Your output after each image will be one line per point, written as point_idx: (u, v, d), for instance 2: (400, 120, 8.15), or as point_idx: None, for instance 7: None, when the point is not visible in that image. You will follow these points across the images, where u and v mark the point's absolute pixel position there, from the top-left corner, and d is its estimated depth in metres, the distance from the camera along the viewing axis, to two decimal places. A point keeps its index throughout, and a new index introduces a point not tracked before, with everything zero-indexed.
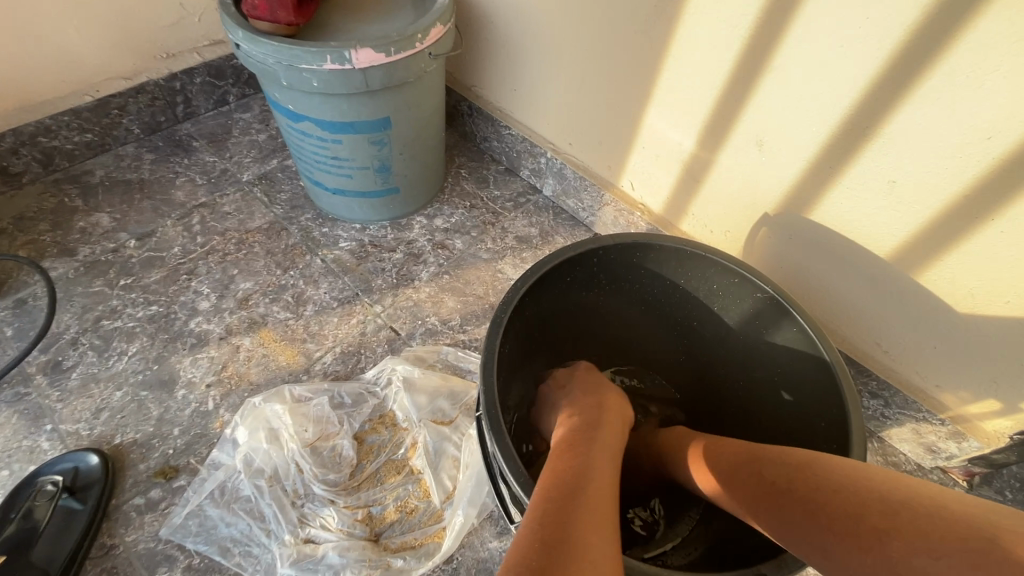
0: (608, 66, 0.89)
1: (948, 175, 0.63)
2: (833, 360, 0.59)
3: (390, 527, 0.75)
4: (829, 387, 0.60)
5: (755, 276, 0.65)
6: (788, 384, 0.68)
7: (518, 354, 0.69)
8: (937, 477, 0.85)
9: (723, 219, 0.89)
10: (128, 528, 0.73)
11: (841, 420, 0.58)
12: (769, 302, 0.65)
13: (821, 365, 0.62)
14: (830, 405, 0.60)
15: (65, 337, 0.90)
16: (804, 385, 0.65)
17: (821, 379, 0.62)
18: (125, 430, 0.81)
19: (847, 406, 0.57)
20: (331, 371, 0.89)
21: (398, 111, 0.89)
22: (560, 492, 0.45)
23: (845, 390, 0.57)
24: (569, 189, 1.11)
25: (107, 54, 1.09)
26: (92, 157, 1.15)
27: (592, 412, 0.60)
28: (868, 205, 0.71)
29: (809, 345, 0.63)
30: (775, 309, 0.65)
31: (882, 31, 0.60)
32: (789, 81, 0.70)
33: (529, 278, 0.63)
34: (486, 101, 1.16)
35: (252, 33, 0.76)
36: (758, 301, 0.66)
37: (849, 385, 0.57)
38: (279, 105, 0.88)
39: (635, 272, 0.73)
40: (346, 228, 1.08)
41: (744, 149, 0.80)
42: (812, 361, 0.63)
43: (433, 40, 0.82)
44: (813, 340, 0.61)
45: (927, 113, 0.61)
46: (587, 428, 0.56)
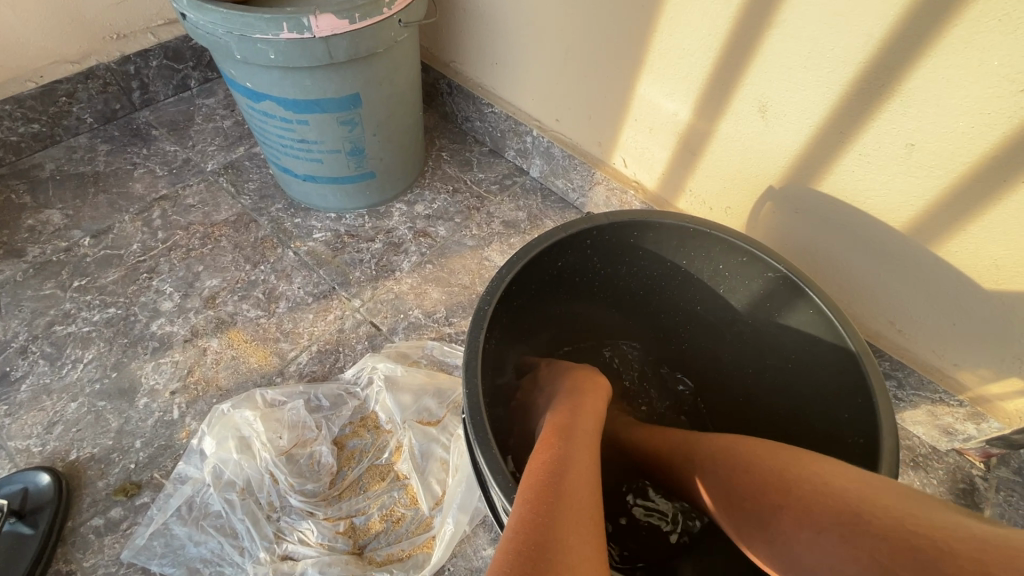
0: (595, 31, 0.82)
1: (972, 135, 0.57)
2: (855, 342, 0.54)
3: (375, 538, 0.69)
4: (852, 374, 0.55)
5: (764, 254, 0.59)
6: (804, 371, 0.63)
7: (507, 348, 0.63)
8: (953, 459, 0.81)
9: (723, 195, 0.84)
10: (86, 553, 0.67)
11: (868, 409, 0.53)
12: (781, 282, 0.60)
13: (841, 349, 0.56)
14: (853, 393, 0.55)
15: (13, 345, 0.82)
16: (823, 372, 0.59)
17: (841, 364, 0.56)
18: (81, 445, 0.74)
19: (874, 393, 0.52)
20: (307, 372, 0.82)
21: (369, 87, 0.81)
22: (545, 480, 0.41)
23: (871, 375, 0.52)
24: (558, 168, 1.04)
25: (50, 35, 1.00)
26: (41, 150, 1.07)
27: (568, 396, 0.55)
28: (883, 172, 0.65)
29: (827, 328, 0.57)
30: (788, 289, 0.59)
31: None
32: (796, 37, 0.64)
33: (515, 265, 0.57)
34: (466, 78, 1.09)
35: (198, 1, 0.68)
36: (769, 281, 0.61)
37: (876, 372, 0.52)
38: (237, 83, 0.81)
39: (632, 255, 0.66)
40: (320, 218, 1.01)
41: (746, 116, 0.74)
42: (832, 345, 0.57)
43: (402, 6, 0.75)
44: (831, 321, 0.56)
45: (951, 66, 0.55)
46: (568, 412, 0.52)
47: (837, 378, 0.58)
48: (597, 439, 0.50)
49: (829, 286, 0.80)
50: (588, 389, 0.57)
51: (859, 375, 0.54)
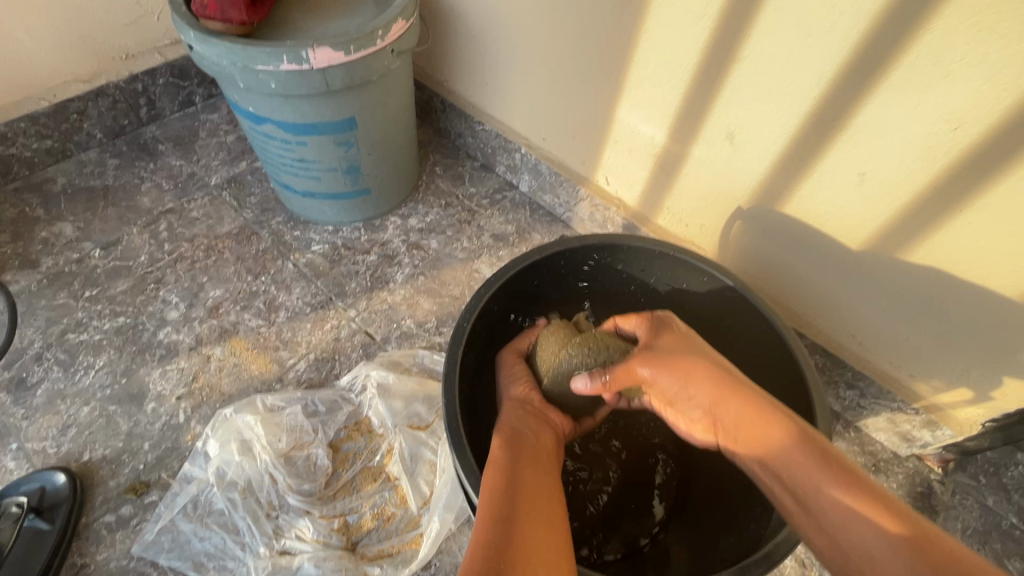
0: (576, 58, 0.87)
1: (917, 166, 0.62)
2: (799, 356, 0.60)
3: (367, 535, 0.74)
4: (799, 384, 0.60)
5: (721, 274, 0.65)
6: (762, 382, 0.68)
7: (488, 359, 0.69)
8: (913, 463, 0.86)
9: (698, 213, 0.89)
10: (100, 546, 0.72)
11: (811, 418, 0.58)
12: (737, 301, 0.66)
13: (791, 361, 0.62)
14: (800, 403, 0.60)
15: (29, 352, 0.88)
16: (776, 383, 0.65)
17: (789, 376, 0.62)
18: (94, 446, 0.80)
19: (813, 403, 0.58)
20: (305, 379, 0.88)
21: (364, 111, 0.87)
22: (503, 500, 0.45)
23: (812, 387, 0.58)
24: (545, 184, 1.09)
25: (62, 57, 1.05)
26: (53, 164, 1.12)
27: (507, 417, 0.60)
28: (839, 197, 0.70)
29: (778, 341, 0.63)
30: (744, 307, 0.65)
31: (849, 20, 0.58)
32: (757, 73, 0.69)
33: (493, 285, 0.63)
34: (458, 96, 1.14)
35: (204, 34, 0.73)
36: (726, 299, 0.67)
37: (816, 383, 0.57)
38: (239, 108, 0.86)
39: (604, 274, 0.73)
40: (319, 231, 1.06)
41: (715, 142, 0.79)
42: (783, 358, 0.63)
43: (395, 37, 0.80)
44: (780, 337, 0.62)
45: (895, 103, 0.60)
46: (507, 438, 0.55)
47: (785, 388, 0.64)
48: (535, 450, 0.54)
49: (795, 302, 0.85)
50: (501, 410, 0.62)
51: (802, 386, 0.60)
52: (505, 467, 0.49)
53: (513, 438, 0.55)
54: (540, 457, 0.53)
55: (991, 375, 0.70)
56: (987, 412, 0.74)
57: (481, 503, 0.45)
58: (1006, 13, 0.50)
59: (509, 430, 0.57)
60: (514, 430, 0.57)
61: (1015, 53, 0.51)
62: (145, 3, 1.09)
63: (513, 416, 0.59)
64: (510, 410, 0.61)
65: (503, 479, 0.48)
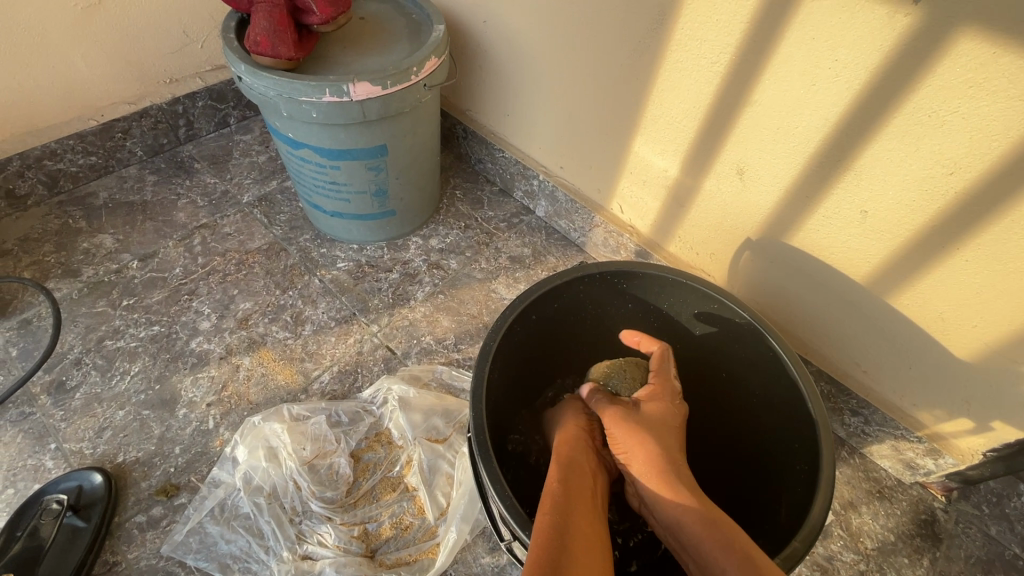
0: (595, 95, 0.93)
1: (916, 206, 0.66)
2: (805, 383, 0.63)
3: (385, 543, 0.77)
4: (803, 408, 0.64)
5: (731, 302, 0.69)
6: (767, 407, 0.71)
7: (509, 376, 0.73)
8: (917, 491, 0.88)
9: (708, 243, 0.93)
10: (130, 546, 0.75)
11: (812, 441, 0.62)
12: (746, 328, 0.69)
13: (796, 387, 0.65)
14: (803, 427, 0.64)
15: (69, 357, 0.92)
16: (780, 408, 0.68)
17: (794, 401, 0.66)
18: (127, 449, 0.83)
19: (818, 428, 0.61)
20: (329, 390, 0.91)
21: (394, 139, 0.92)
22: (555, 538, 0.48)
23: (816, 412, 0.61)
24: (561, 210, 1.14)
25: (112, 80, 1.12)
26: (95, 179, 1.18)
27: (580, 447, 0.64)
28: (843, 233, 0.74)
29: (782, 367, 0.66)
30: (751, 333, 0.69)
31: (851, 72, 0.63)
32: (766, 116, 0.74)
33: (517, 306, 0.68)
34: (480, 125, 1.20)
35: (253, 68, 0.80)
36: (736, 326, 0.71)
37: (819, 410, 0.61)
38: (279, 133, 0.92)
39: (619, 299, 0.77)
40: (344, 249, 1.11)
41: (726, 177, 0.83)
42: (787, 383, 0.66)
43: (427, 72, 0.86)
44: (786, 363, 0.65)
45: (893, 148, 0.64)
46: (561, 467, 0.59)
47: (790, 411, 0.67)
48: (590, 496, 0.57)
49: (802, 329, 0.88)
50: (563, 437, 0.66)
51: (807, 411, 0.63)
52: (558, 503, 0.53)
53: (570, 473, 0.58)
54: (592, 502, 0.56)
55: (989, 406, 0.73)
56: (987, 441, 0.77)
57: (534, 532, 0.49)
58: (995, 71, 0.54)
59: (566, 462, 0.60)
60: (573, 463, 0.60)
61: (1005, 107, 0.55)
62: (191, 33, 1.17)
63: (573, 447, 0.63)
64: (578, 439, 0.65)
65: (555, 516, 0.51)
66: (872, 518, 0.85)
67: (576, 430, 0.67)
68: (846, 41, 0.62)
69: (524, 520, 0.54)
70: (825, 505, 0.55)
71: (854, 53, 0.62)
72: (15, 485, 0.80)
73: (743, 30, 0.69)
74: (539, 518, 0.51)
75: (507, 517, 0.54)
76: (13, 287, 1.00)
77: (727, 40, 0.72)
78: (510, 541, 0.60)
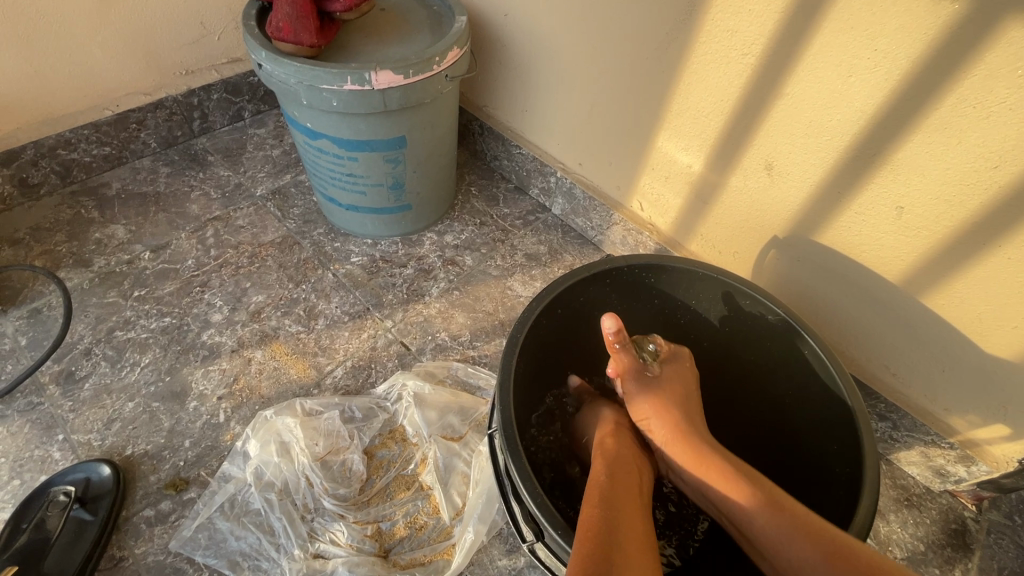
0: (617, 89, 0.92)
1: (956, 201, 0.64)
2: (845, 382, 0.62)
3: (399, 543, 0.74)
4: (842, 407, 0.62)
5: (763, 298, 0.68)
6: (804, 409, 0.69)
7: (531, 371, 0.71)
8: (946, 500, 0.85)
9: (732, 241, 0.91)
10: (138, 540, 0.73)
11: (853, 442, 0.60)
12: (779, 324, 0.68)
13: (833, 386, 0.63)
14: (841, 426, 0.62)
15: (79, 347, 0.91)
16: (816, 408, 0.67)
17: (832, 401, 0.64)
18: (136, 441, 0.81)
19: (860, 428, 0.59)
20: (342, 385, 0.89)
21: (414, 131, 0.91)
22: (603, 534, 0.46)
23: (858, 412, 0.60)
24: (578, 208, 1.12)
25: (128, 70, 1.11)
26: (109, 170, 1.17)
27: (625, 448, 0.62)
28: (876, 230, 0.72)
29: (818, 365, 0.65)
30: (785, 330, 0.67)
31: (890, 62, 0.62)
32: (798, 110, 0.72)
33: (544, 299, 0.66)
34: (497, 121, 1.19)
35: (275, 55, 0.79)
36: (768, 322, 0.69)
37: (861, 410, 0.59)
38: (297, 123, 0.91)
39: (646, 294, 0.75)
40: (358, 243, 1.10)
41: (754, 173, 0.81)
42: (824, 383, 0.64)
43: (450, 62, 0.84)
44: (824, 361, 0.64)
45: (933, 142, 0.63)
46: (603, 462, 0.58)
47: (827, 412, 0.65)
48: (637, 492, 0.55)
49: (828, 332, 0.85)
50: (604, 428, 0.67)
51: (847, 410, 0.61)
52: (603, 500, 0.51)
53: (616, 469, 0.57)
54: (638, 498, 0.54)
55: None
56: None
57: (579, 530, 0.47)
58: None
59: (611, 455, 0.60)
60: (619, 459, 0.59)
61: None
62: (209, 24, 1.16)
63: (618, 440, 0.63)
64: (616, 426, 0.67)
65: (604, 511, 0.49)
66: (900, 527, 0.82)
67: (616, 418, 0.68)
68: (886, 29, 0.60)
69: (556, 519, 0.52)
70: (873, 503, 0.53)
71: (893, 43, 0.60)
72: (20, 476, 0.78)
73: (777, 19, 0.68)
74: (582, 514, 0.49)
75: (538, 516, 0.53)
76: (24, 276, 0.99)
77: (760, 31, 0.70)
78: (533, 543, 0.58)
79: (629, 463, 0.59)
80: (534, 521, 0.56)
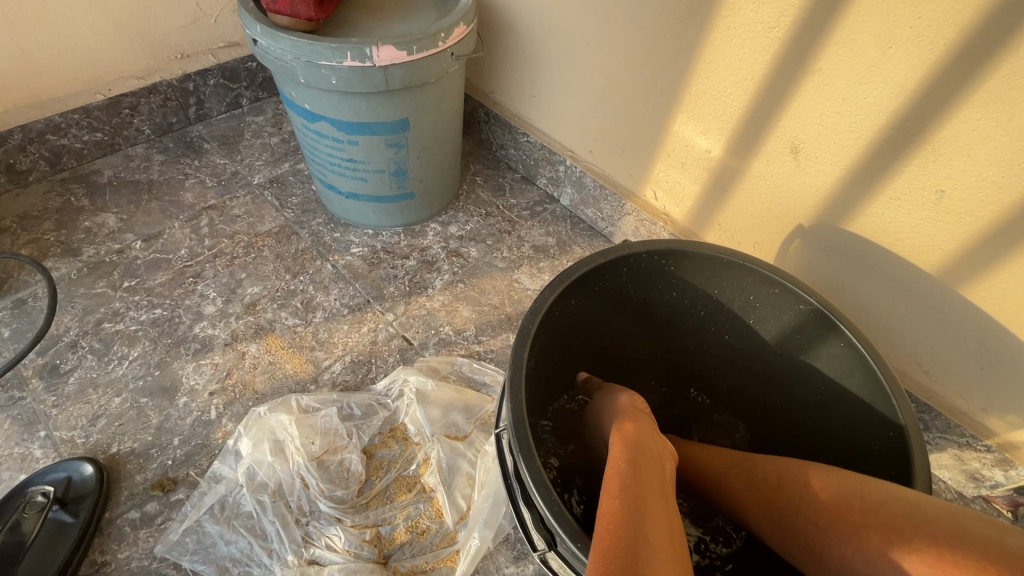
0: (632, 70, 0.87)
1: (1005, 183, 0.59)
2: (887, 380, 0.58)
3: (400, 548, 0.70)
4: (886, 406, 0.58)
5: (796, 287, 0.63)
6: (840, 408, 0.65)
7: (542, 366, 0.66)
8: (980, 506, 0.79)
9: (752, 231, 0.86)
10: (122, 544, 0.69)
11: (899, 444, 0.56)
12: (812, 315, 0.63)
13: (874, 384, 0.59)
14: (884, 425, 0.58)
15: (65, 339, 0.86)
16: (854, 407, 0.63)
17: (871, 399, 0.60)
18: (122, 439, 0.77)
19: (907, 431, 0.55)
20: (340, 381, 0.85)
21: (418, 113, 0.86)
22: (626, 527, 0.41)
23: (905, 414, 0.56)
24: (588, 198, 1.08)
25: (121, 53, 1.07)
26: (101, 157, 1.13)
27: (648, 434, 0.55)
28: (913, 216, 0.67)
29: (858, 361, 0.60)
30: (820, 322, 0.63)
31: (934, 32, 0.57)
32: (830, 86, 0.67)
33: (558, 287, 0.61)
34: (504, 108, 1.14)
35: (271, 29, 0.75)
36: (799, 313, 0.65)
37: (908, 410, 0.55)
38: (294, 104, 0.86)
39: (665, 284, 0.70)
40: (358, 234, 1.05)
41: (779, 156, 0.76)
42: (863, 378, 0.60)
43: (456, 40, 0.80)
44: (863, 355, 0.59)
45: (979, 119, 0.58)
46: (622, 447, 0.52)
47: (866, 410, 0.61)
48: (664, 480, 0.49)
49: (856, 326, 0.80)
50: (621, 415, 0.60)
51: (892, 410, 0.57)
52: (626, 488, 0.46)
53: (637, 454, 0.51)
54: (664, 485, 0.48)
55: None
56: None
57: (599, 526, 0.42)
58: None
59: (634, 439, 0.53)
60: (640, 443, 0.53)
61: None
62: (205, 6, 1.12)
63: (640, 424, 0.57)
64: (635, 411, 0.60)
65: (627, 501, 0.44)
66: None
67: (631, 404, 0.62)
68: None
69: (573, 528, 0.47)
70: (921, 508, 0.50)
71: (939, 9, 0.56)
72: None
73: None
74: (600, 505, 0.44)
75: (555, 525, 0.48)
76: (9, 265, 0.95)
77: (789, 2, 0.65)
78: (546, 552, 0.53)
79: (654, 450, 0.53)
80: (547, 528, 0.51)
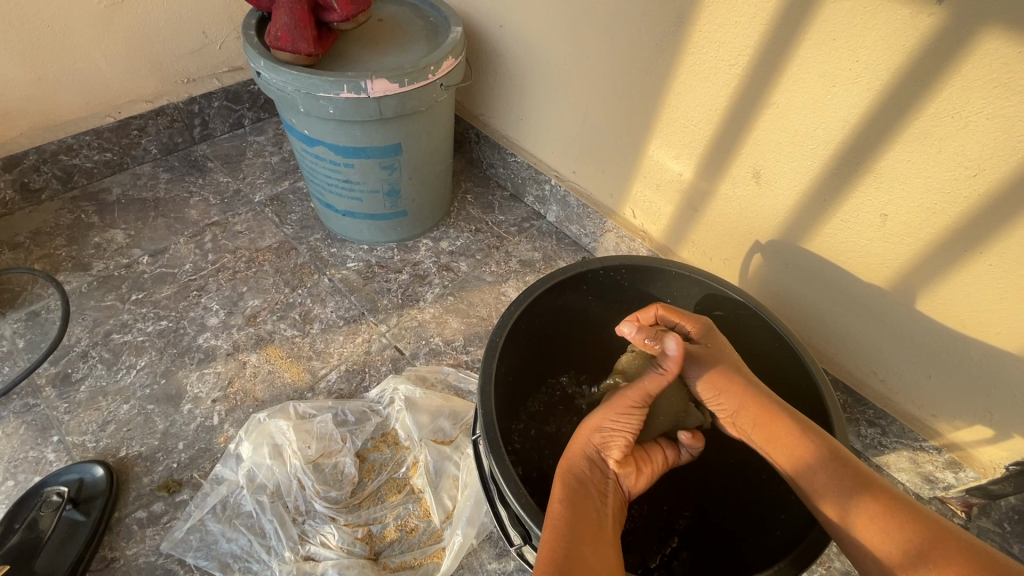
0: (609, 99, 0.93)
1: (938, 208, 0.65)
2: (815, 370, 0.66)
3: (389, 546, 0.75)
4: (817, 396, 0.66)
5: (733, 293, 0.73)
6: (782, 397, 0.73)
7: (513, 371, 0.73)
8: (935, 506, 0.84)
9: (719, 249, 0.93)
10: (130, 541, 0.74)
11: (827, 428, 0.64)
12: (752, 316, 0.72)
13: (806, 375, 0.68)
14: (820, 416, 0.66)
15: (76, 350, 0.92)
16: (794, 398, 0.71)
17: (805, 388, 0.68)
18: (131, 443, 0.82)
19: (832, 416, 0.64)
20: (336, 389, 0.90)
21: (409, 138, 0.93)
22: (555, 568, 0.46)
23: (830, 401, 0.63)
24: (572, 215, 1.14)
25: (131, 79, 1.14)
26: (110, 175, 1.19)
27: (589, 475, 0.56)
28: (861, 237, 0.73)
29: (792, 356, 0.69)
30: (759, 321, 0.72)
31: (870, 74, 0.63)
32: (784, 118, 0.73)
33: (524, 300, 0.69)
34: (493, 129, 1.20)
35: (273, 63, 0.81)
36: (741, 315, 0.74)
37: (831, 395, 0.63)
38: (295, 130, 0.93)
39: (624, 293, 0.79)
40: (354, 249, 1.11)
41: (742, 180, 0.83)
42: (798, 367, 0.68)
43: (445, 72, 0.86)
44: (795, 350, 0.68)
45: (913, 151, 0.64)
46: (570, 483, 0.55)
47: (802, 399, 0.70)
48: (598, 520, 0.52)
49: (816, 338, 0.86)
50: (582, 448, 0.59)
51: (820, 397, 0.65)
52: (563, 533, 0.49)
53: (576, 493, 0.54)
54: (601, 528, 0.52)
55: (1015, 418, 0.70)
56: (1010, 454, 0.74)
57: (540, 557, 0.47)
58: (1019, 71, 0.54)
59: (579, 482, 0.55)
60: (581, 485, 0.55)
61: None
62: (210, 34, 1.19)
63: (584, 459, 0.58)
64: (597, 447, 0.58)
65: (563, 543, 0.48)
66: None
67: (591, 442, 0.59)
68: (867, 41, 0.62)
69: (541, 519, 0.53)
70: None
71: (873, 54, 0.62)
72: (15, 477, 0.78)
73: (762, 31, 0.70)
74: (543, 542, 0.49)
75: (525, 518, 0.53)
76: (24, 279, 1.00)
77: (746, 42, 0.72)
78: (521, 545, 0.59)
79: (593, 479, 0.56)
80: (521, 524, 0.56)
